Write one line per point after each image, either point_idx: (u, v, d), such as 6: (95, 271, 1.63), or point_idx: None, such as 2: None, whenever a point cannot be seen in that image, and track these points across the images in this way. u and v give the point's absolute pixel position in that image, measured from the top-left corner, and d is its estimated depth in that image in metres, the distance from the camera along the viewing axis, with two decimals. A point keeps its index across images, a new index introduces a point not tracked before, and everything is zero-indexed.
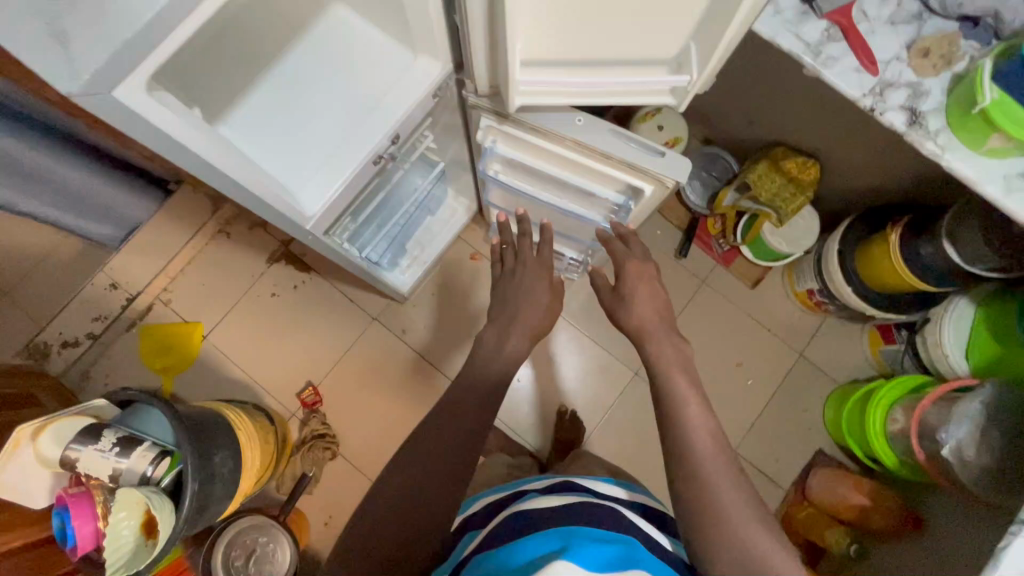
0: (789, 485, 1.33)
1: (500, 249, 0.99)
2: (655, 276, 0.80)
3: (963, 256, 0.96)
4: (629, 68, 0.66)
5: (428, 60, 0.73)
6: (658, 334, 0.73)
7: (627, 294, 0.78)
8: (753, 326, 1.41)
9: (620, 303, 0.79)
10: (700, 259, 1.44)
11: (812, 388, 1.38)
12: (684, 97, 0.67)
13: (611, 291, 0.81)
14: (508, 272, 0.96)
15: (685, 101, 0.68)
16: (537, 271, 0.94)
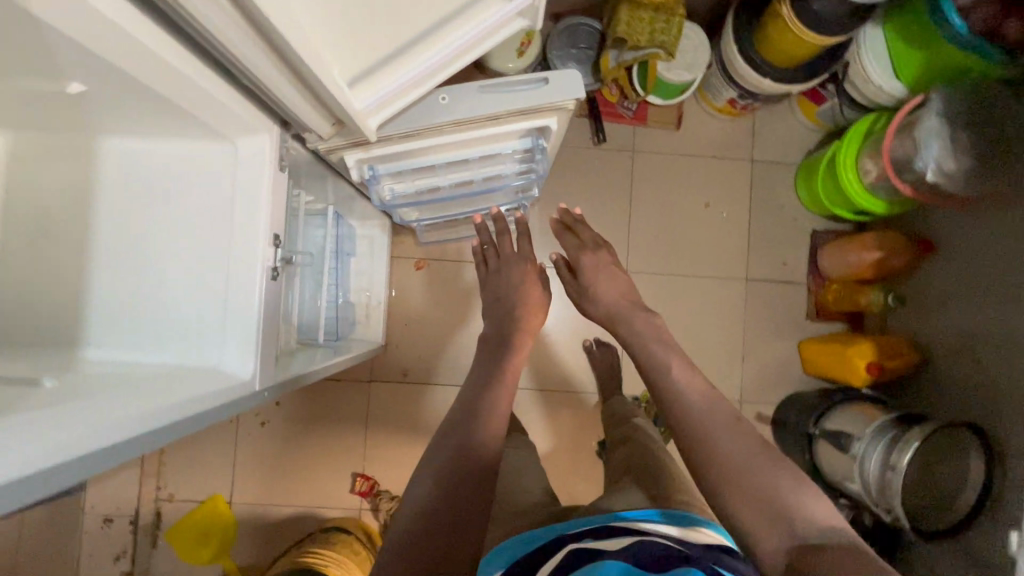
0: (807, 277, 1.36)
1: (482, 250, 1.02)
2: (610, 267, 0.99)
3: None
4: (464, 15, 0.55)
5: (247, 137, 0.59)
6: (628, 319, 0.90)
7: (589, 288, 0.97)
8: (699, 162, 1.37)
9: (586, 298, 0.97)
10: (617, 132, 1.36)
11: (778, 182, 1.38)
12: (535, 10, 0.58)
13: (573, 284, 1.00)
14: (495, 272, 1.01)
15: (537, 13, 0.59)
16: (520, 264, 1.00)
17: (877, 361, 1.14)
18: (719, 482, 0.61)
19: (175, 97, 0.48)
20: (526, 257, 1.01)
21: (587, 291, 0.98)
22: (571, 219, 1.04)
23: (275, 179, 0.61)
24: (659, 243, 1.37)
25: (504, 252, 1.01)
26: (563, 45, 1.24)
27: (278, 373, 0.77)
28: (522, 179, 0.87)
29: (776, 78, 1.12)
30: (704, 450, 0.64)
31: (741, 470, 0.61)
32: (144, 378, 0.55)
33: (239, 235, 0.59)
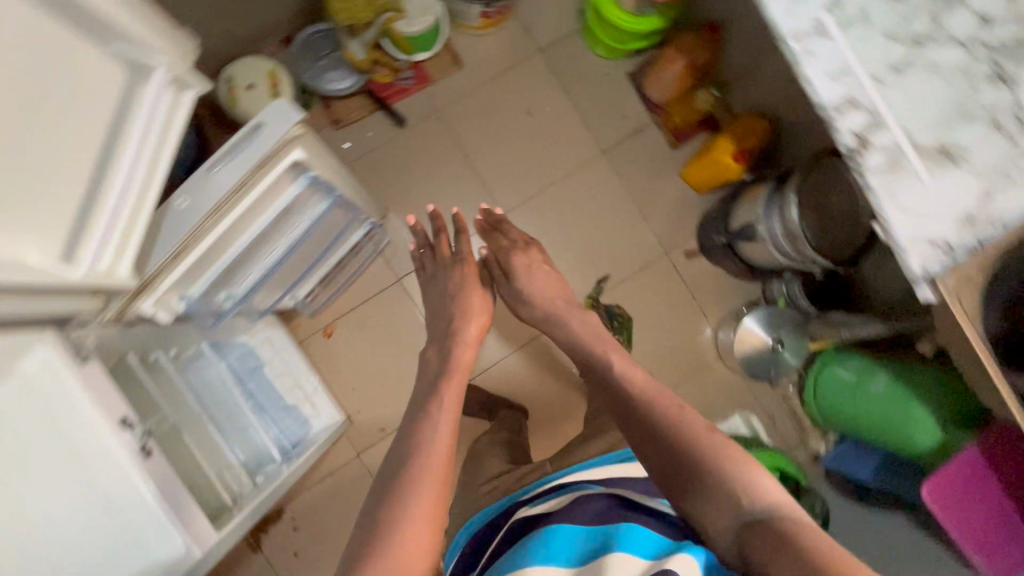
0: (650, 116, 1.39)
1: (421, 255, 1.10)
2: (537, 262, 1.05)
3: None
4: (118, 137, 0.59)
5: (26, 357, 0.56)
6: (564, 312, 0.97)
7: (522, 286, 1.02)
8: (499, 82, 1.37)
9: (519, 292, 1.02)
10: (412, 104, 1.35)
11: (574, 54, 1.39)
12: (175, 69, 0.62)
13: (508, 283, 1.04)
14: (433, 274, 1.07)
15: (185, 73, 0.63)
16: (455, 269, 1.04)
17: (738, 147, 1.20)
18: (679, 476, 0.66)
19: None
20: (456, 258, 1.05)
21: (521, 291, 1.02)
22: (494, 219, 1.14)
23: (85, 373, 0.59)
24: (514, 174, 1.38)
25: (439, 255, 1.08)
26: (310, 63, 1.25)
27: (227, 526, 0.77)
28: (330, 210, 0.87)
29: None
30: (662, 449, 0.69)
31: (694, 463, 0.66)
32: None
33: (84, 441, 0.58)
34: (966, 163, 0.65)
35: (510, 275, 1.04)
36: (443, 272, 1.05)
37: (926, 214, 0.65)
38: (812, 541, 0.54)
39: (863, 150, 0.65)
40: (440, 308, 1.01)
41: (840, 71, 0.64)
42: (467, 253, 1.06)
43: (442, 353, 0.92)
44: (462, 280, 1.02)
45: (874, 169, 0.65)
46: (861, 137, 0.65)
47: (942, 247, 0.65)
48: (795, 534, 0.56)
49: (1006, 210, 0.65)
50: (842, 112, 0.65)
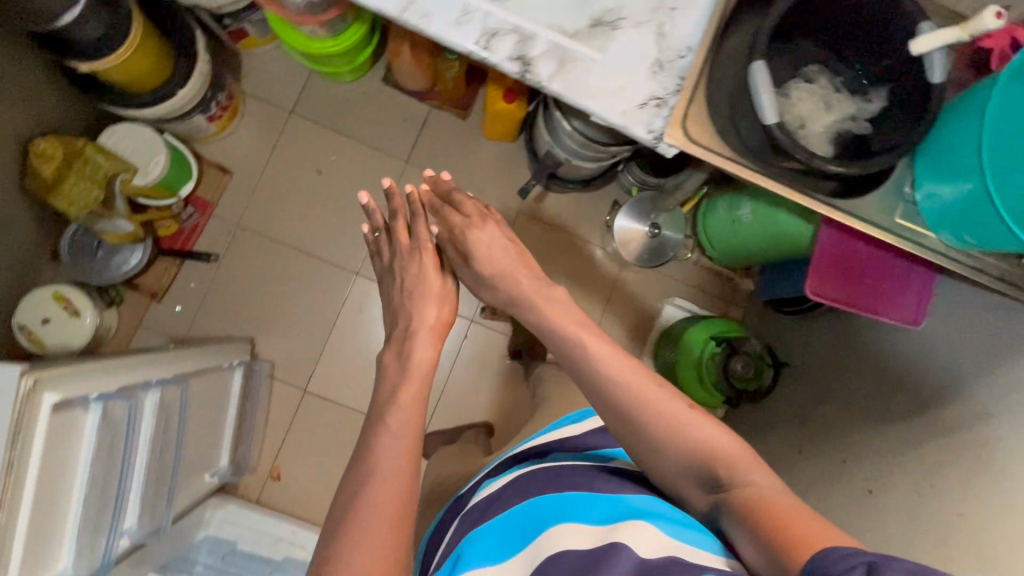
0: (427, 103, 1.37)
1: (376, 241, 0.86)
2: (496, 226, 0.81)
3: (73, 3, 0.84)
4: None
5: None
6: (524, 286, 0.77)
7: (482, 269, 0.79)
8: (274, 163, 1.33)
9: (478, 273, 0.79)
10: (213, 231, 1.31)
11: (323, 94, 1.35)
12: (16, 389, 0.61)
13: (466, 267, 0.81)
14: (393, 269, 0.83)
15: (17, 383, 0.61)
16: (419, 261, 0.81)
17: (506, 90, 1.18)
18: (642, 449, 0.65)
19: None
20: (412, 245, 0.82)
21: (481, 271, 0.79)
22: (442, 190, 0.86)
23: None
24: (345, 231, 1.34)
25: (401, 248, 0.83)
26: (90, 261, 1.18)
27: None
28: (151, 403, 0.83)
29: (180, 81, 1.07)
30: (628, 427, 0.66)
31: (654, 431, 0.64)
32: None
33: None
34: (623, 21, 0.65)
35: (466, 256, 0.80)
36: (395, 264, 0.82)
37: (626, 82, 0.65)
38: (754, 494, 0.57)
39: (530, 67, 0.63)
40: (395, 305, 0.81)
41: (463, 14, 0.62)
42: (424, 234, 0.82)
43: (399, 356, 0.73)
44: (416, 275, 0.80)
45: (550, 76, 0.63)
46: (521, 58, 0.63)
47: (653, 103, 0.65)
48: (740, 490, 0.58)
49: (679, 37, 0.66)
50: (488, 46, 0.63)
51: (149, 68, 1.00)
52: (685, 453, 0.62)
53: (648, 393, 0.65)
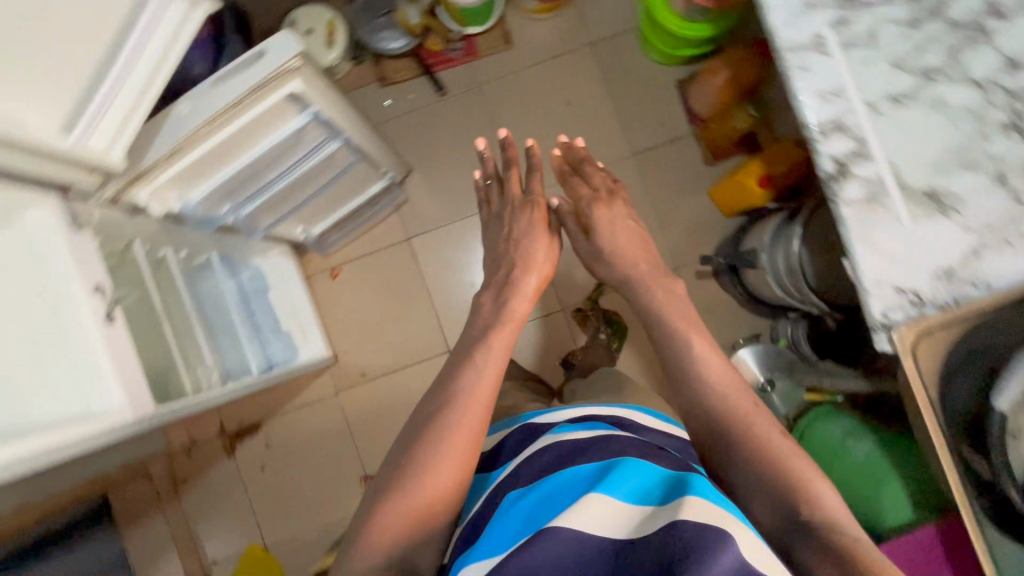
0: (690, 128, 1.36)
1: (488, 184, 1.06)
2: (620, 215, 0.98)
3: None
4: None
5: (31, 211, 0.66)
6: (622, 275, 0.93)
7: (596, 236, 0.96)
8: (543, 68, 1.39)
9: (597, 247, 0.97)
10: (456, 75, 1.40)
11: (627, 52, 1.38)
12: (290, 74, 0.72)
13: (585, 239, 0.99)
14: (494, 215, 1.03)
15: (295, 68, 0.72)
16: (525, 216, 0.98)
17: (765, 173, 1.14)
18: (725, 466, 0.66)
19: None
20: (524, 204, 0.99)
21: (604, 249, 0.96)
22: (576, 155, 1.08)
23: (75, 236, 0.68)
24: (542, 160, 1.38)
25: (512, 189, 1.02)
26: (371, 17, 1.29)
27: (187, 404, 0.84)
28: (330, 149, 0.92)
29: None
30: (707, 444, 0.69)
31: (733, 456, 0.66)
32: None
33: (63, 298, 0.66)
34: (947, 213, 0.68)
35: (588, 228, 0.98)
36: (507, 211, 1.00)
37: (906, 260, 0.68)
38: (839, 538, 0.54)
39: (843, 178, 0.69)
40: (499, 252, 0.97)
41: (829, 100, 0.71)
42: (540, 195, 1.00)
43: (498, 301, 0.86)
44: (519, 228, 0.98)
45: (850, 201, 0.69)
46: (841, 167, 0.70)
47: (908, 295, 0.67)
48: (823, 531, 0.55)
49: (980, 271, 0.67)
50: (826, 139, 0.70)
51: None
52: (766, 480, 0.61)
53: (749, 415, 0.67)
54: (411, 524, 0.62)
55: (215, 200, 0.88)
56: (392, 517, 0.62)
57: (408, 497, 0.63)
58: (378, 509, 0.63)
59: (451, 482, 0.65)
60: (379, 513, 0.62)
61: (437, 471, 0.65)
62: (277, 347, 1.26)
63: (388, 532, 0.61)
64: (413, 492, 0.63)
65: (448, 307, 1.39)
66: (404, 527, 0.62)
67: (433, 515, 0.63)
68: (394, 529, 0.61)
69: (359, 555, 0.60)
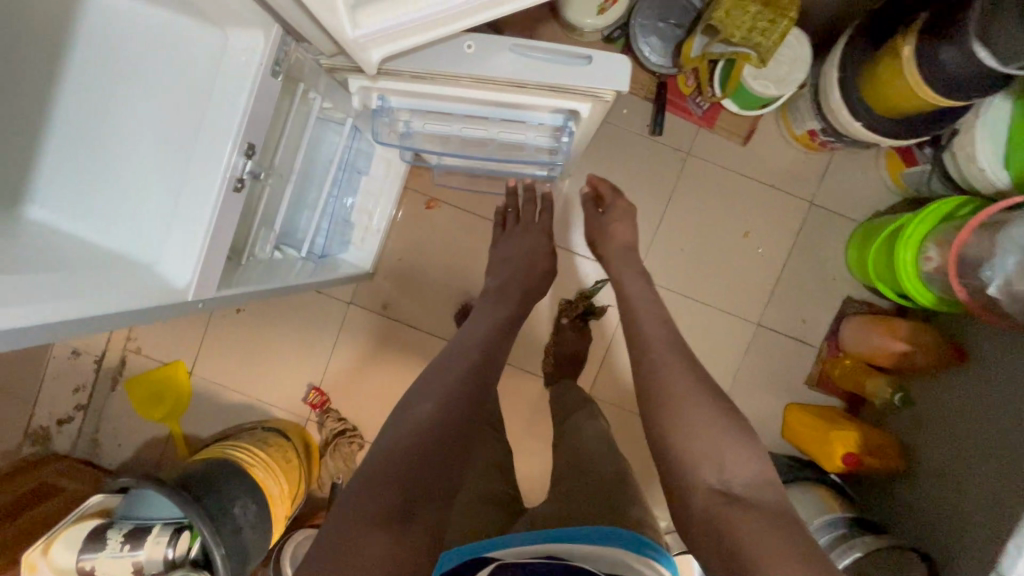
0: (820, 343, 1.27)
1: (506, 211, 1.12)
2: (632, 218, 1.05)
3: (997, 56, 0.72)
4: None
5: (244, 31, 0.53)
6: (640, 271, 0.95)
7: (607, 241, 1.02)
8: (750, 186, 1.25)
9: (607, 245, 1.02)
10: (678, 127, 1.24)
11: (833, 234, 1.25)
12: (592, 99, 0.58)
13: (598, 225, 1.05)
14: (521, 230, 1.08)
15: (600, 99, 0.58)
16: (535, 231, 1.07)
17: (857, 454, 1.06)
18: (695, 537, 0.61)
19: None
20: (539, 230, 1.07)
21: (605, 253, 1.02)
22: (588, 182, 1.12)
23: (266, 85, 0.55)
24: (681, 263, 1.27)
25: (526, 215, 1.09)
26: (651, 15, 1.12)
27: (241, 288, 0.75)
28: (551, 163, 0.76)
29: (846, 102, 0.94)
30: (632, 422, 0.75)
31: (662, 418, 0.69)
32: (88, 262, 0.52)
33: (212, 142, 0.54)
34: None
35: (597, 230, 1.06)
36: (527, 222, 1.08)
37: None
38: None
39: None
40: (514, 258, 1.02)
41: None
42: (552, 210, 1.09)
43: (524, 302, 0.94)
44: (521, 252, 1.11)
45: None
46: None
47: None
48: None
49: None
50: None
51: (902, 105, 0.87)
52: None
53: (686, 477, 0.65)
54: (400, 491, 0.59)
55: (410, 129, 0.74)
56: (378, 482, 0.59)
57: (398, 459, 0.61)
58: (367, 473, 0.60)
59: (442, 446, 0.63)
60: (369, 479, 0.59)
61: (425, 433, 0.63)
62: (336, 236, 1.15)
63: (381, 493, 0.58)
64: (399, 452, 0.61)
65: None
66: (392, 483, 0.59)
67: (422, 477, 0.60)
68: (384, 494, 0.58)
69: (346, 527, 0.56)
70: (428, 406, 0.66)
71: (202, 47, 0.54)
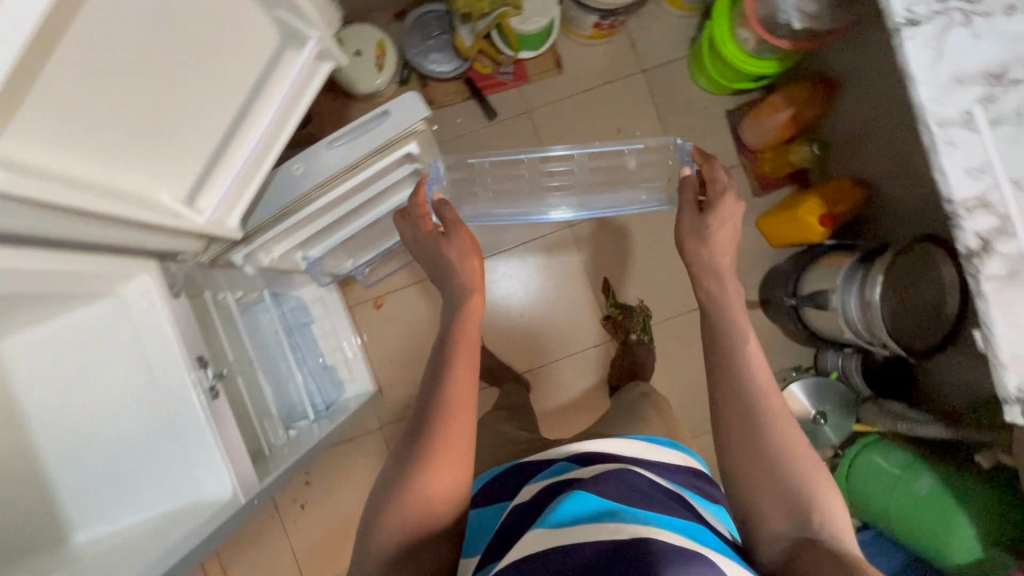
0: (739, 158, 1.36)
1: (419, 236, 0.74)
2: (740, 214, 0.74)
3: None
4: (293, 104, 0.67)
5: (136, 281, 0.60)
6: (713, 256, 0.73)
7: (705, 228, 0.74)
8: (592, 96, 1.36)
9: (696, 236, 0.74)
10: (506, 99, 1.35)
11: (677, 81, 1.36)
12: (414, 137, 0.69)
13: (692, 213, 0.76)
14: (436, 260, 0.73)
15: (419, 134, 0.69)
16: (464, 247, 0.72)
17: (828, 212, 1.15)
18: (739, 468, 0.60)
19: (55, 283, 0.53)
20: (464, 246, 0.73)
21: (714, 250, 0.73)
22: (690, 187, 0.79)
23: (174, 306, 0.62)
24: None
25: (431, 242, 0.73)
26: (419, 41, 1.26)
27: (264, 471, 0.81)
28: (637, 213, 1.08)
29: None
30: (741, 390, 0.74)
31: (756, 491, 0.59)
32: (146, 537, 0.58)
33: (167, 377, 0.60)
34: None
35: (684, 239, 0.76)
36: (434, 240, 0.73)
37: None
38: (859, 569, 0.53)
39: (981, 255, 0.61)
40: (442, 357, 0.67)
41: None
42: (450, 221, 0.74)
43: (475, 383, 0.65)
44: (450, 245, 0.72)
45: (990, 275, 0.61)
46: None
47: None
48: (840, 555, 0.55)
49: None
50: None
51: None
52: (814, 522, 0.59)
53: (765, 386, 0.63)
54: (404, 530, 0.57)
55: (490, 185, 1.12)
56: (396, 519, 0.57)
57: (404, 506, 0.57)
58: (370, 527, 0.58)
59: (447, 485, 0.59)
60: (375, 527, 0.58)
61: (438, 469, 0.59)
62: (323, 383, 1.22)
63: (387, 537, 0.57)
64: (412, 496, 0.58)
65: (496, 336, 1.37)
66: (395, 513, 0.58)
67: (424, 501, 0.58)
68: (387, 538, 0.57)
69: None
70: (432, 437, 0.60)
71: (110, 317, 0.61)
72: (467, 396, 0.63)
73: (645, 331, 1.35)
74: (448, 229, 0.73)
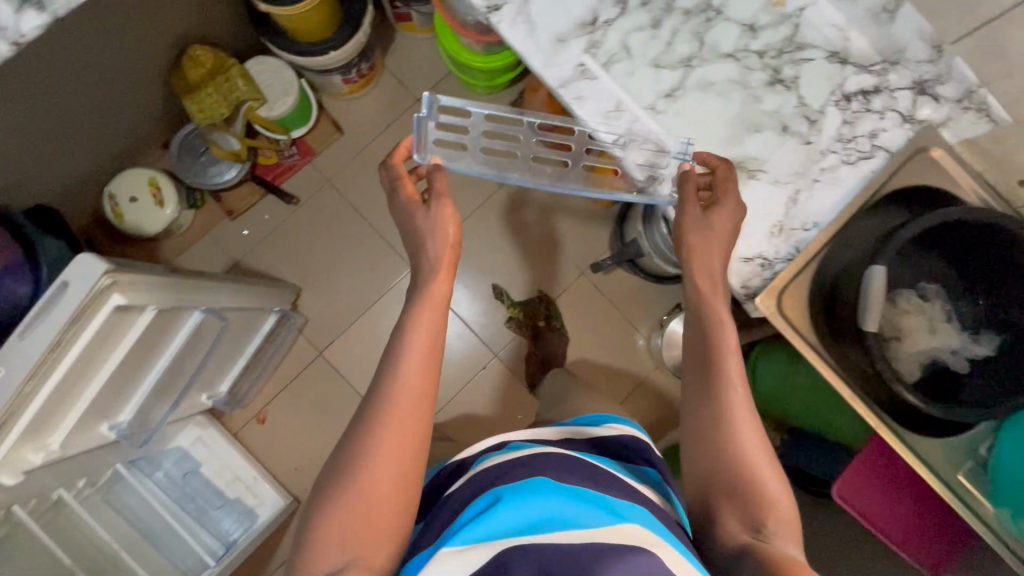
0: None
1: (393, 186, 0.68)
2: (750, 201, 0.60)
3: None
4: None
5: None
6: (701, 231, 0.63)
7: (717, 214, 0.59)
8: (382, 141, 1.38)
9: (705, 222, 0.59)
10: (301, 179, 1.36)
11: (453, 96, 1.38)
12: (110, 293, 0.67)
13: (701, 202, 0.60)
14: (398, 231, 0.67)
15: (114, 288, 0.67)
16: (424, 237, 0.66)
17: None
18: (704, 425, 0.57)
19: None
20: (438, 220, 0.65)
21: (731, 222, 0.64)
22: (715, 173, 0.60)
23: None
24: None
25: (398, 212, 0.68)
26: (193, 163, 1.27)
27: None
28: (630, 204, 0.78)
29: (335, 48, 1.08)
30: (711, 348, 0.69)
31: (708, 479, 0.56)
32: None
33: None
34: (762, 173, 0.63)
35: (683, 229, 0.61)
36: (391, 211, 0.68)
37: (738, 232, 0.63)
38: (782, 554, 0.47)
39: (655, 181, 0.63)
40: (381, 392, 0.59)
41: (648, 22, 0.63)
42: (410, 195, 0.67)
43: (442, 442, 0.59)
44: (427, 215, 0.65)
45: (670, 197, 0.63)
46: (914, 88, 0.61)
47: (757, 262, 0.64)
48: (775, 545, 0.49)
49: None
50: (784, 81, 0.63)
51: (315, 22, 1.02)
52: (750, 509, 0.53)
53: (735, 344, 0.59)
54: (349, 541, 0.51)
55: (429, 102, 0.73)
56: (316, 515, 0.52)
57: (328, 515, 0.52)
58: (308, 540, 0.51)
59: (394, 484, 0.53)
60: (310, 542, 0.51)
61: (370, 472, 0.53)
62: (218, 518, 1.21)
63: (327, 549, 0.50)
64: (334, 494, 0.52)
65: None
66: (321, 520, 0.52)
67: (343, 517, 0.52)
68: (331, 550, 0.50)
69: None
70: (374, 437, 0.54)
71: None
72: (419, 394, 0.57)
73: (553, 316, 1.37)
74: (429, 197, 0.66)
